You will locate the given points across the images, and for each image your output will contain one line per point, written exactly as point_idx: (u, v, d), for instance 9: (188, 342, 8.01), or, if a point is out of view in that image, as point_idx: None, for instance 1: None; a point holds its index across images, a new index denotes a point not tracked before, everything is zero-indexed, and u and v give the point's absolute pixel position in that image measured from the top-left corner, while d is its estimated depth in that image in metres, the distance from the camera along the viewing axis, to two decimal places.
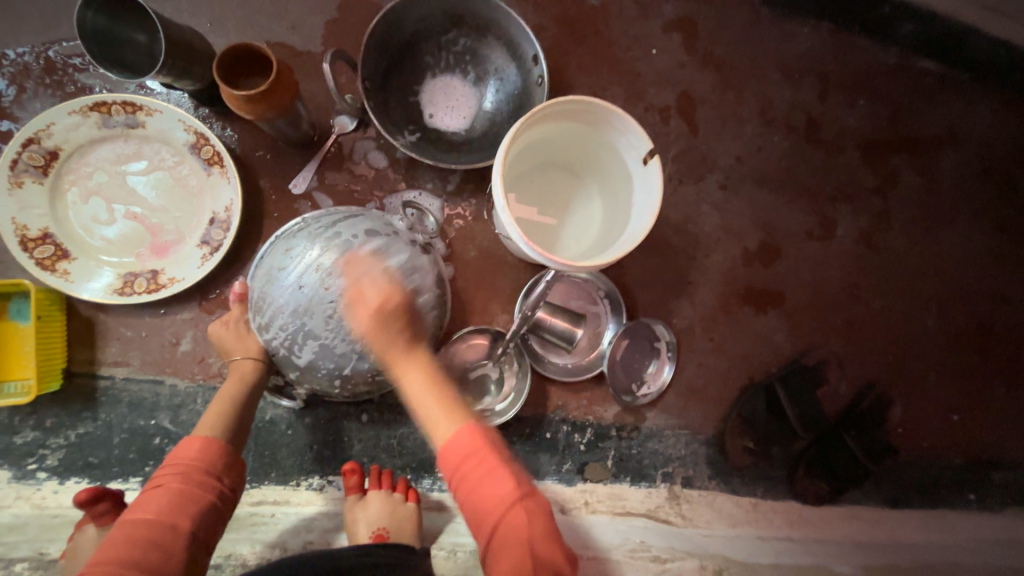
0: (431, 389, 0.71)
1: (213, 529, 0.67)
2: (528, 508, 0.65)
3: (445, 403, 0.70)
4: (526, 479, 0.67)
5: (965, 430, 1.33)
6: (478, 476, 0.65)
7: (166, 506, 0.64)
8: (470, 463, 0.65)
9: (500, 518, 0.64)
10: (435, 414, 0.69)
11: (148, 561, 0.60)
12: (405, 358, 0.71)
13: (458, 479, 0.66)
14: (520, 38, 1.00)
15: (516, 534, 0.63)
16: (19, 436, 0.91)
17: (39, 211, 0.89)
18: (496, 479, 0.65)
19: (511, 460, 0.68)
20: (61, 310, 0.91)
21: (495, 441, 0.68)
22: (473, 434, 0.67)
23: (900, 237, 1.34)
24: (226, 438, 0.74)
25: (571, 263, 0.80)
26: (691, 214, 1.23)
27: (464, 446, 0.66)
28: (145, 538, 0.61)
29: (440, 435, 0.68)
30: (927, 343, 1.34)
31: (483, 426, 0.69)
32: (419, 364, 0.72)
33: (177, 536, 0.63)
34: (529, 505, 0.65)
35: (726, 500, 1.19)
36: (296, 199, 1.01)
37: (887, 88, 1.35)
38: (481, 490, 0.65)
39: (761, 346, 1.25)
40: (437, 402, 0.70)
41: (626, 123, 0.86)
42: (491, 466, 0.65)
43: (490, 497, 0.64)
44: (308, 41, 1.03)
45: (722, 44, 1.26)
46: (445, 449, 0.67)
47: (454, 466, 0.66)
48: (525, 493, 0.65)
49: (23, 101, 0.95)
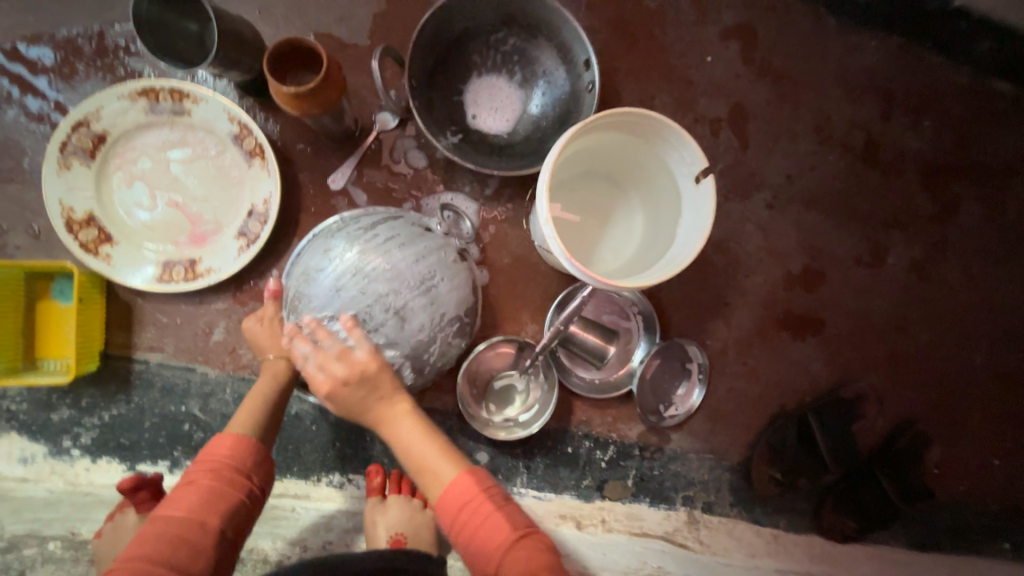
0: (422, 436, 0.75)
1: (239, 528, 0.67)
2: (531, 543, 0.63)
3: (438, 447, 0.74)
4: (526, 518, 0.67)
5: (1008, 477, 1.25)
6: (477, 517, 0.66)
7: (197, 502, 0.65)
8: (468, 507, 0.66)
9: (501, 556, 0.62)
10: (430, 459, 0.73)
11: (176, 559, 0.60)
12: (386, 410, 0.76)
13: (458, 526, 0.66)
14: (572, 41, 0.96)
15: (520, 569, 0.61)
16: (56, 413, 0.93)
17: (85, 194, 0.90)
18: (493, 521, 0.65)
19: (509, 501, 0.68)
20: (101, 293, 0.93)
21: (492, 484, 0.70)
22: (469, 477, 0.69)
23: (955, 269, 1.26)
24: (257, 437, 0.75)
25: (610, 283, 0.76)
26: (734, 232, 1.18)
27: (460, 490, 0.68)
28: (174, 535, 0.61)
29: (440, 482, 0.71)
30: (974, 383, 1.26)
31: (479, 471, 0.71)
32: (404, 414, 0.77)
33: (205, 533, 0.63)
34: (534, 541, 0.64)
35: (746, 529, 1.15)
36: (334, 194, 1.00)
37: (956, 109, 1.26)
38: (481, 531, 0.65)
39: (795, 374, 1.20)
40: (427, 445, 0.74)
41: (680, 139, 0.82)
42: (489, 505, 0.66)
43: (492, 535, 0.64)
44: (355, 34, 1.01)
45: (781, 54, 1.20)
46: (443, 499, 0.69)
47: (452, 514, 0.67)
48: (528, 527, 0.65)
49: (74, 82, 0.95)
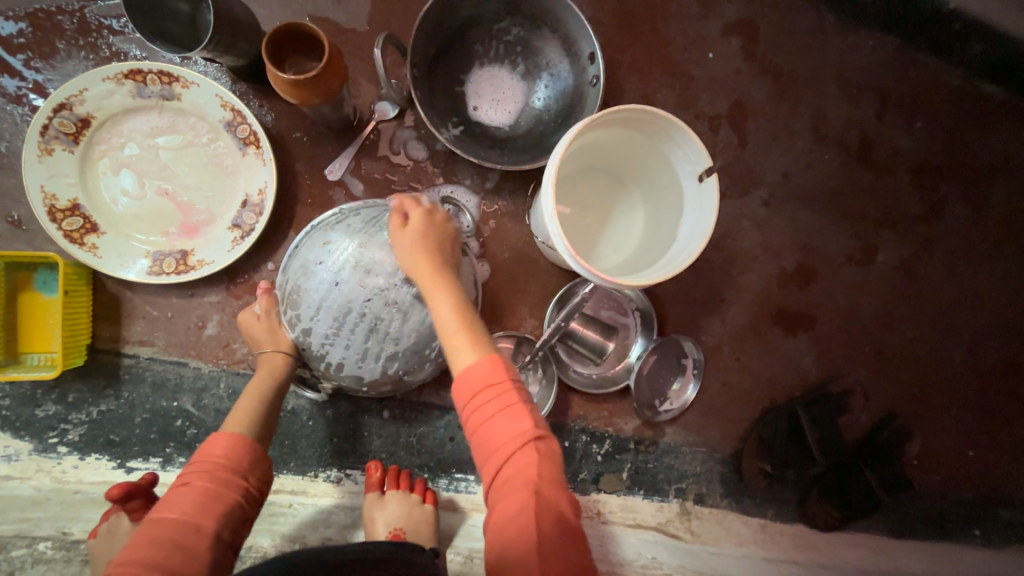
0: (458, 317, 0.68)
1: (236, 530, 0.66)
2: (540, 449, 0.60)
3: (471, 334, 0.67)
4: (541, 420, 0.62)
5: (981, 467, 1.31)
6: (493, 406, 0.61)
7: (191, 504, 0.64)
8: (487, 392, 0.61)
9: (510, 447, 0.59)
10: (455, 340, 0.67)
11: (171, 563, 0.59)
12: (434, 280, 0.71)
13: (470, 412, 0.62)
14: (577, 33, 0.95)
15: (519, 473, 0.58)
16: (41, 409, 0.90)
17: (69, 180, 0.86)
18: (509, 416, 0.60)
19: (527, 397, 0.63)
20: (87, 285, 0.89)
21: (517, 377, 0.64)
22: (495, 363, 0.63)
23: (940, 267, 1.29)
24: (253, 436, 0.74)
25: (614, 281, 0.75)
26: (731, 229, 1.19)
27: (480, 374, 0.62)
28: (168, 538, 0.60)
29: (460, 360, 0.65)
30: (954, 378, 1.31)
31: (504, 360, 0.65)
32: (451, 291, 0.71)
33: (201, 536, 0.62)
34: (543, 446, 0.60)
35: (736, 519, 1.18)
36: (331, 185, 0.97)
37: (947, 110, 1.28)
38: (494, 419, 0.60)
39: (786, 369, 1.23)
40: (460, 327, 0.68)
41: (686, 137, 0.81)
42: (510, 399, 0.61)
43: (501, 433, 0.60)
44: (353, 19, 0.98)
45: (782, 52, 1.20)
46: (460, 377, 0.63)
47: (468, 395, 0.62)
48: (541, 433, 0.60)
49: (54, 61, 0.90)
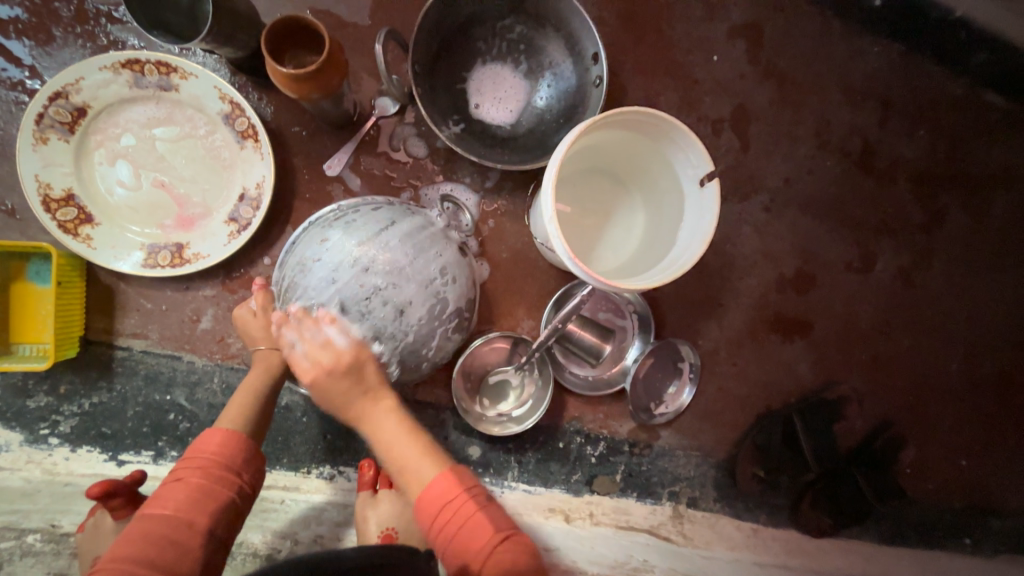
0: (405, 432, 0.72)
1: (229, 527, 0.66)
2: (515, 543, 0.62)
3: (420, 449, 0.71)
4: (508, 518, 0.65)
5: (973, 476, 1.31)
6: (457, 520, 0.63)
7: (184, 501, 0.63)
8: (447, 510, 0.63)
9: (484, 557, 0.61)
10: (409, 456, 0.70)
11: (164, 561, 0.59)
12: (367, 408, 0.72)
13: (436, 528, 0.64)
14: (581, 34, 0.94)
15: (505, 575, 0.60)
16: (33, 400, 0.90)
17: (64, 170, 0.85)
18: (477, 523, 0.63)
19: (489, 499, 0.66)
20: (81, 276, 0.89)
21: (472, 481, 0.67)
22: (449, 478, 0.66)
23: (939, 276, 1.29)
24: (248, 432, 0.72)
25: (612, 285, 0.75)
26: (731, 234, 1.19)
27: (441, 490, 0.65)
28: (160, 535, 0.60)
29: (418, 486, 0.67)
30: (949, 387, 1.31)
31: (458, 467, 0.68)
32: (388, 412, 0.73)
33: (193, 534, 0.62)
34: (517, 540, 0.63)
35: (728, 523, 1.19)
36: (329, 181, 0.97)
37: (951, 119, 1.28)
38: (462, 533, 0.62)
39: (782, 375, 1.22)
40: (412, 451, 0.70)
41: (688, 141, 0.80)
42: (470, 506, 0.63)
43: (471, 542, 0.61)
44: (355, 12, 0.97)
45: (786, 57, 1.19)
46: (422, 499, 0.65)
47: (433, 512, 0.64)
48: (511, 528, 0.63)
49: (50, 49, 0.89)
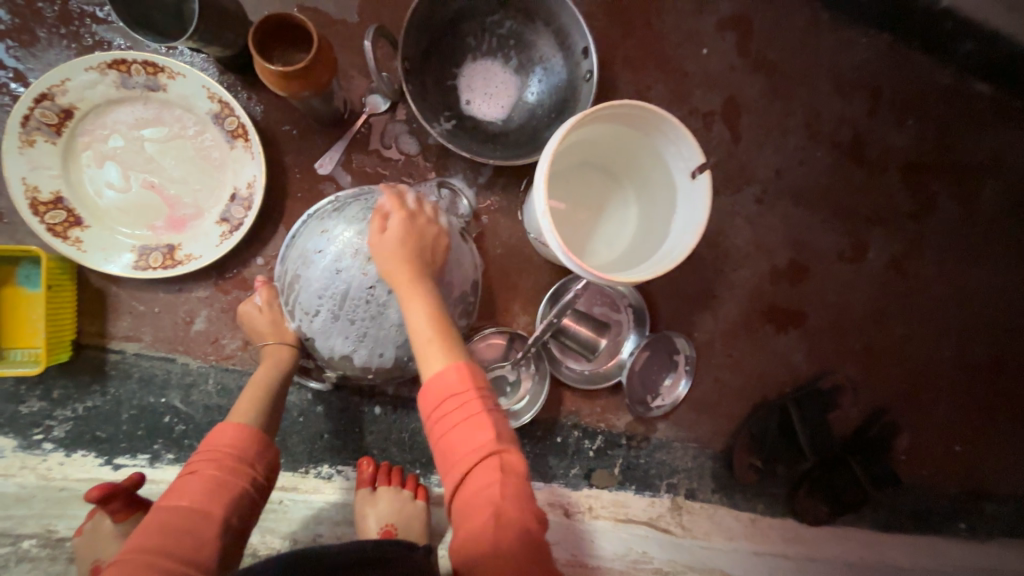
0: (433, 324, 0.67)
1: (245, 518, 0.67)
2: (502, 462, 0.58)
3: (444, 340, 0.65)
4: (508, 430, 0.61)
5: (966, 461, 1.33)
6: (460, 416, 0.59)
7: (200, 492, 0.64)
8: (452, 402, 0.60)
9: (469, 460, 0.58)
10: (430, 351, 0.64)
11: (183, 549, 0.59)
12: (411, 285, 0.69)
13: (435, 419, 0.61)
14: (571, 28, 0.94)
15: (484, 498, 0.57)
16: (25, 405, 0.89)
17: (51, 173, 0.84)
18: (473, 427, 0.59)
19: (494, 406, 0.62)
20: (72, 279, 0.88)
21: (484, 384, 0.63)
22: (463, 372, 0.62)
23: (930, 265, 1.30)
24: (260, 427, 0.74)
25: (606, 277, 0.75)
26: (724, 226, 1.20)
27: (449, 382, 0.61)
28: (178, 524, 0.61)
29: (430, 365, 0.63)
30: (941, 374, 1.32)
31: (474, 365, 0.64)
32: (427, 299, 0.69)
33: (211, 522, 0.63)
34: (506, 457, 0.59)
35: (726, 514, 1.19)
36: (321, 179, 0.96)
37: (938, 108, 1.29)
38: (455, 431, 0.59)
39: (777, 365, 1.23)
40: (436, 335, 0.66)
41: (678, 132, 0.80)
42: (475, 409, 0.60)
43: (461, 443, 0.59)
44: (343, 10, 0.96)
45: (775, 48, 1.20)
46: (428, 385, 0.62)
47: (434, 402, 0.61)
48: (504, 442, 0.59)
49: (35, 50, 0.88)
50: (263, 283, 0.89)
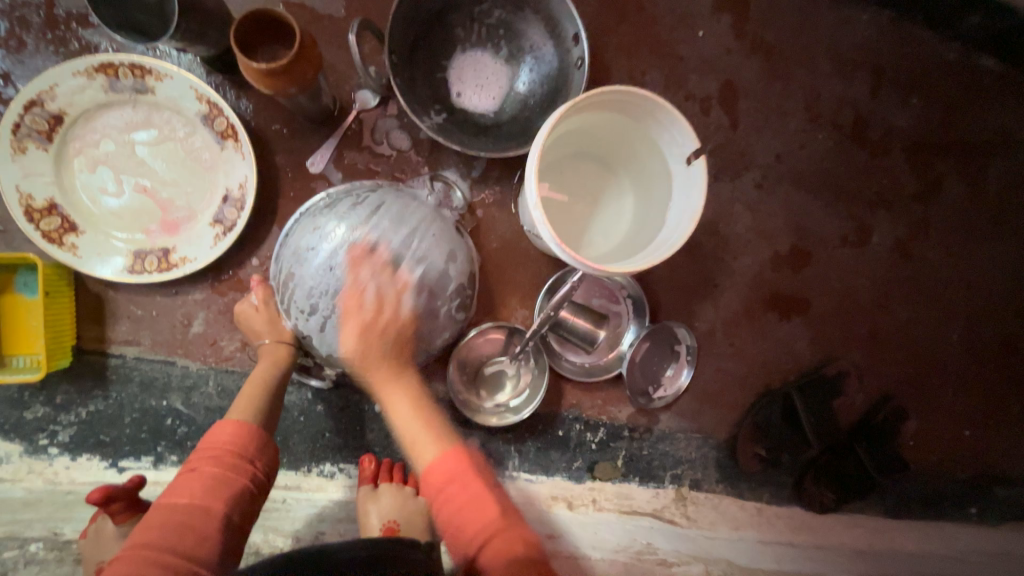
0: (417, 415, 0.74)
1: (245, 513, 0.67)
2: (508, 532, 0.63)
3: (430, 427, 0.72)
4: (508, 506, 0.66)
5: (977, 446, 1.31)
6: (462, 497, 0.64)
7: (199, 489, 0.65)
8: (453, 486, 0.65)
9: (478, 541, 0.62)
10: (420, 439, 0.71)
11: (183, 546, 0.60)
12: (388, 386, 0.75)
13: (438, 509, 0.65)
14: (560, 15, 0.92)
15: (499, 555, 0.61)
16: (30, 411, 0.90)
17: (44, 179, 0.85)
18: (474, 509, 0.63)
19: (495, 485, 0.67)
20: (69, 285, 0.88)
21: (478, 467, 0.69)
22: (456, 457, 0.68)
23: (937, 247, 1.28)
24: (259, 423, 0.74)
25: (601, 269, 0.74)
26: (723, 213, 1.18)
27: (447, 468, 0.67)
28: (179, 522, 0.61)
29: (425, 457, 0.69)
30: (950, 358, 1.30)
31: (466, 449, 0.71)
32: (405, 388, 0.76)
33: (211, 519, 0.63)
34: (511, 524, 0.64)
35: (732, 504, 1.19)
36: (313, 178, 0.96)
37: (944, 86, 1.25)
38: (461, 515, 0.63)
39: (781, 353, 1.22)
40: (422, 428, 0.72)
41: (671, 118, 0.79)
42: (472, 484, 0.65)
43: (470, 518, 0.63)
44: (329, 4, 0.95)
45: (773, 29, 1.17)
46: (429, 472, 0.67)
47: (434, 490, 0.66)
48: (506, 513, 0.64)
49: (23, 57, 0.88)
50: (258, 282, 0.89)
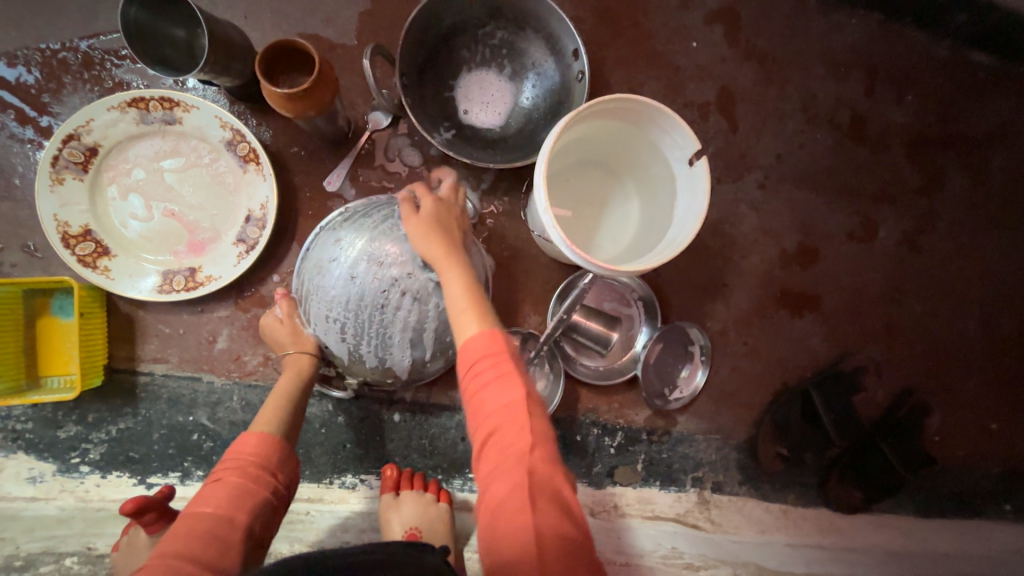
0: (466, 295, 0.68)
1: (266, 525, 0.69)
2: (530, 428, 0.57)
3: (477, 308, 0.67)
4: (535, 399, 0.60)
5: (1006, 439, 1.28)
6: (490, 372, 0.60)
7: (225, 497, 0.67)
8: (483, 362, 0.60)
9: (499, 425, 0.57)
10: (462, 313, 0.66)
11: (209, 557, 0.61)
12: (446, 261, 0.72)
13: (469, 379, 0.61)
14: (560, 32, 0.97)
15: (512, 455, 0.56)
16: (63, 430, 0.93)
17: (80, 208, 0.90)
18: (502, 390, 0.58)
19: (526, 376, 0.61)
20: (102, 307, 0.92)
21: (514, 349, 0.63)
22: (494, 338, 0.63)
23: (945, 239, 1.28)
24: (281, 436, 0.77)
25: (611, 268, 0.76)
26: (728, 214, 1.20)
27: (481, 344, 0.61)
28: (206, 530, 0.63)
29: (463, 330, 0.65)
30: (969, 350, 1.29)
31: (506, 334, 0.65)
32: (458, 272, 0.71)
33: (235, 529, 0.65)
34: (531, 422, 0.58)
35: (756, 506, 1.17)
36: (330, 197, 1.00)
37: (937, 82, 1.28)
38: (486, 392, 0.59)
39: (796, 351, 1.21)
40: (467, 300, 0.67)
41: (672, 123, 0.82)
42: (508, 367, 0.60)
43: (492, 405, 0.58)
44: (343, 35, 1.01)
45: (765, 36, 1.21)
46: (463, 346, 0.63)
47: (468, 361, 0.61)
48: (532, 406, 0.59)
49: (61, 96, 0.95)
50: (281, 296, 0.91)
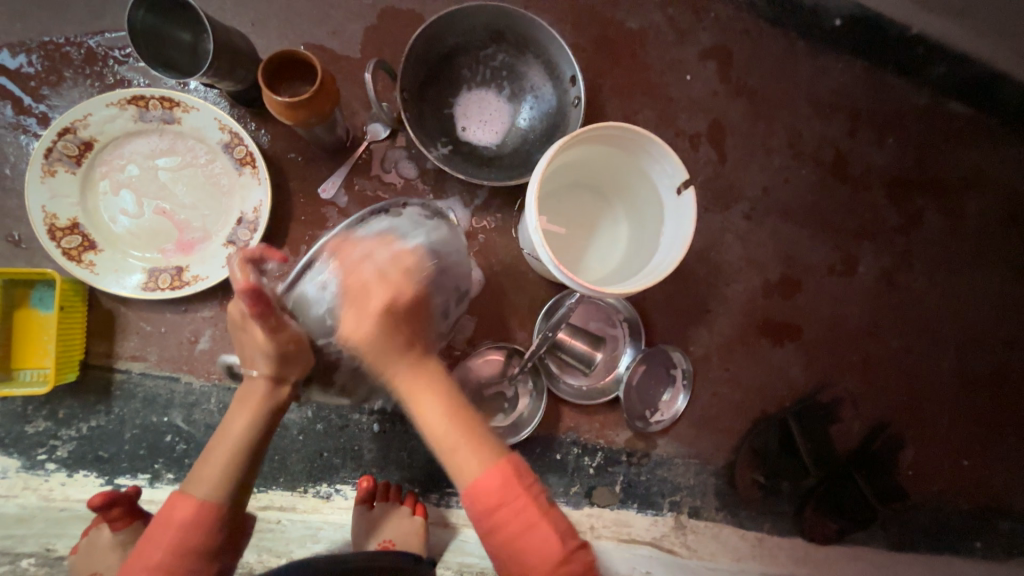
0: (449, 419, 0.66)
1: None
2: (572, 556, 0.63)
3: (467, 435, 0.65)
4: (564, 527, 0.65)
5: (977, 477, 1.30)
6: (516, 523, 0.62)
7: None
8: (502, 509, 0.62)
9: (545, 569, 0.61)
10: (460, 450, 0.64)
11: None
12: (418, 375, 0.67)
13: (492, 530, 0.63)
14: (559, 59, 1.00)
15: None
16: (31, 425, 0.91)
17: (70, 201, 0.89)
18: (538, 534, 0.62)
19: (548, 506, 0.65)
20: (83, 301, 0.91)
21: (529, 483, 0.65)
22: (501, 470, 0.64)
23: (921, 277, 1.32)
24: (223, 500, 0.65)
25: (597, 290, 0.78)
26: (714, 242, 1.23)
27: (495, 488, 0.63)
28: None
29: (467, 475, 0.64)
30: (942, 388, 1.32)
31: (512, 462, 0.65)
32: (435, 388, 0.67)
33: None
34: (572, 551, 0.63)
35: (732, 534, 1.18)
36: (324, 203, 1.01)
37: (917, 128, 1.34)
38: (521, 541, 0.62)
39: (776, 379, 1.24)
40: (457, 433, 0.65)
41: (662, 152, 0.85)
42: (526, 511, 0.63)
43: (533, 553, 0.61)
44: (347, 47, 1.04)
45: (755, 74, 1.26)
46: (473, 491, 0.63)
47: (484, 511, 0.63)
48: (565, 539, 0.63)
49: (61, 89, 0.95)
50: (254, 308, 0.60)
